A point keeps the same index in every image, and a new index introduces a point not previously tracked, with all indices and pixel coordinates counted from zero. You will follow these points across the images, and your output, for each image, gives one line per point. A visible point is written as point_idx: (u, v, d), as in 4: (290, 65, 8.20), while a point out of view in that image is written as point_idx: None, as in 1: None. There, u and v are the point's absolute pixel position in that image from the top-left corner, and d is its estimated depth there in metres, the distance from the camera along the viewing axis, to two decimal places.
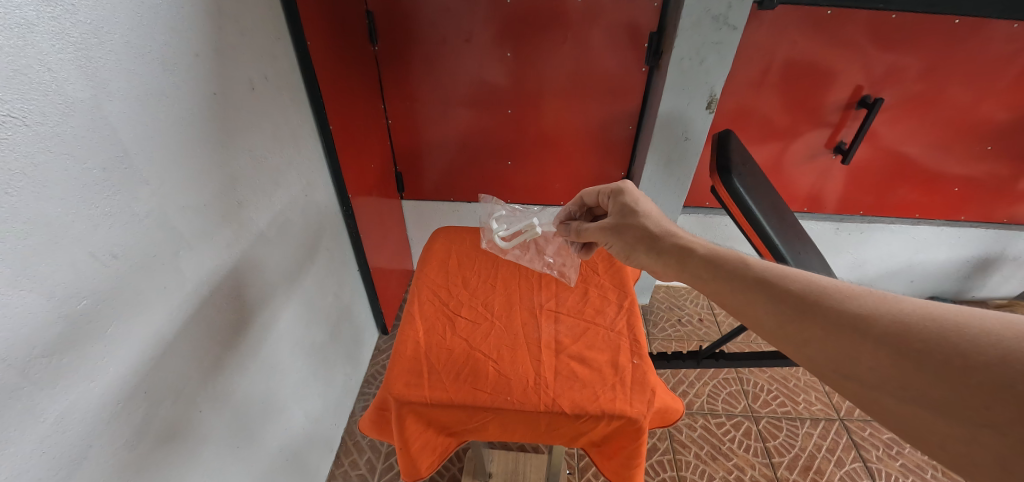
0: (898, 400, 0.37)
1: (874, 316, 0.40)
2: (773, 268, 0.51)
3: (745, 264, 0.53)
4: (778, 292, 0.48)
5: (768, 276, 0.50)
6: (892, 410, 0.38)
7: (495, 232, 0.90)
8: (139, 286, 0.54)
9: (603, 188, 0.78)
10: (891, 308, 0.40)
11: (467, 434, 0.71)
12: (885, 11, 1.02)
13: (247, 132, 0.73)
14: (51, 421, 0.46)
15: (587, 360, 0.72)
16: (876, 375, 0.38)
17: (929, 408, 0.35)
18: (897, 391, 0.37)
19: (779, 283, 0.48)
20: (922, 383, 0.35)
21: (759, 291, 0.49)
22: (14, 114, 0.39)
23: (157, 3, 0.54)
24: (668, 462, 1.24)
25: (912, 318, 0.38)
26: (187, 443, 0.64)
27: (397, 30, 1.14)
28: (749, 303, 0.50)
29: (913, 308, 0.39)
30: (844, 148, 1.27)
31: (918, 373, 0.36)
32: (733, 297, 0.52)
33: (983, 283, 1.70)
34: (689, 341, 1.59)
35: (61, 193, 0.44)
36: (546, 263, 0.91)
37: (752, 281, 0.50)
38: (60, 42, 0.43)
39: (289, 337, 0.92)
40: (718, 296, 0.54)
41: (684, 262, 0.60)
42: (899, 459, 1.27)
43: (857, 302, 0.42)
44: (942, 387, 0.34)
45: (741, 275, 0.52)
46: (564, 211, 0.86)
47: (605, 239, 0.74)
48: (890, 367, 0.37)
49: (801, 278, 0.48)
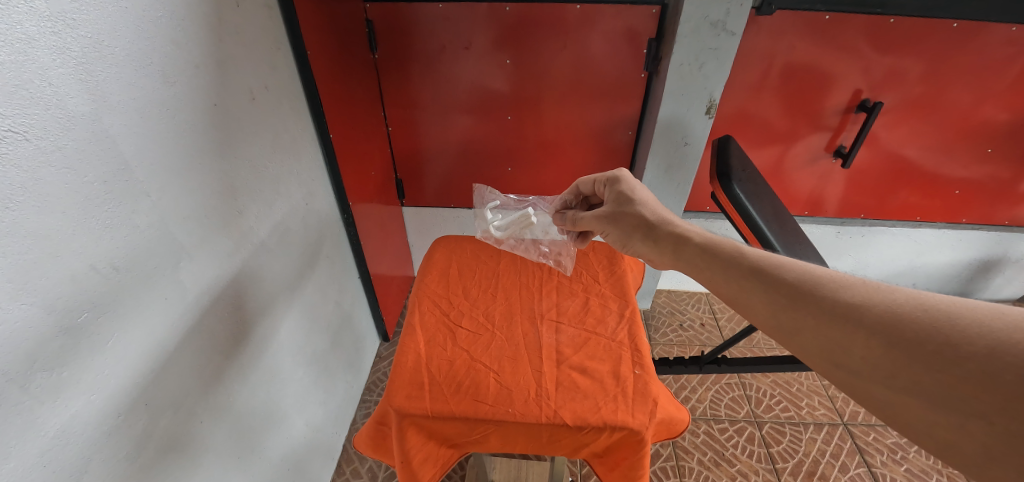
0: (888, 389, 0.37)
1: (866, 305, 0.40)
2: (768, 257, 0.51)
3: (740, 253, 0.53)
4: (772, 280, 0.48)
5: (762, 265, 0.50)
6: (881, 399, 0.38)
7: (490, 222, 0.96)
8: (139, 298, 0.54)
9: (599, 177, 0.79)
10: (884, 298, 0.40)
11: (468, 446, 0.70)
12: (883, 16, 1.03)
13: (248, 141, 0.74)
14: (51, 434, 0.45)
15: (588, 370, 0.72)
16: (866, 364, 0.38)
17: (916, 398, 0.35)
18: (887, 381, 0.37)
19: (772, 272, 0.48)
20: (910, 372, 0.35)
21: (752, 280, 0.49)
22: (16, 129, 0.40)
23: (157, 16, 0.54)
24: (671, 469, 1.24)
25: (904, 308, 0.38)
26: (188, 454, 0.64)
27: (397, 38, 1.15)
28: (743, 292, 0.50)
29: (906, 297, 0.39)
30: (844, 152, 1.27)
31: (907, 362, 0.36)
32: (727, 286, 0.52)
33: (985, 286, 1.69)
34: (691, 346, 1.58)
35: (62, 206, 0.44)
36: (542, 252, 0.96)
37: (745, 270, 0.51)
38: (61, 57, 0.43)
39: (289, 346, 0.91)
40: (713, 285, 0.54)
41: (680, 251, 0.61)
42: (904, 464, 1.26)
43: (850, 291, 0.42)
44: (931, 376, 0.34)
45: (736, 264, 0.52)
46: (561, 200, 0.89)
47: (601, 228, 0.75)
48: (880, 356, 0.37)
49: (796, 267, 0.48)
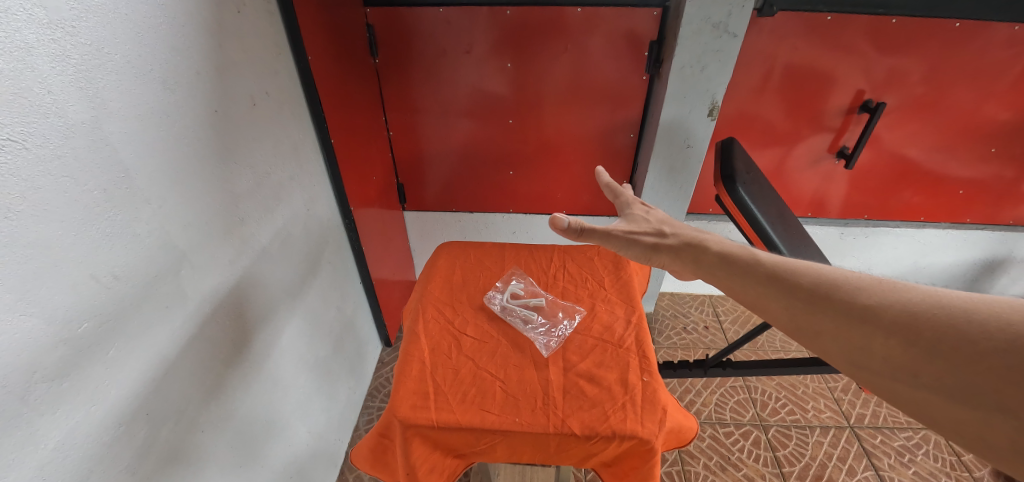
0: (909, 387, 0.37)
1: (883, 306, 0.40)
2: (783, 262, 0.51)
3: (757, 260, 0.53)
4: (789, 285, 0.47)
5: (778, 269, 0.50)
6: (903, 397, 0.38)
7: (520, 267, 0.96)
8: (140, 307, 0.53)
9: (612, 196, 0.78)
10: (899, 298, 0.39)
11: (474, 456, 0.69)
12: (885, 16, 1.03)
13: (249, 147, 0.73)
14: (51, 447, 0.45)
15: (596, 379, 0.71)
16: (886, 364, 0.38)
17: (942, 395, 0.35)
18: (908, 379, 0.37)
19: (788, 276, 0.48)
20: (932, 370, 0.35)
21: (770, 286, 0.49)
22: (14, 137, 0.39)
23: (156, 22, 0.53)
24: (677, 474, 1.23)
25: (921, 307, 0.38)
26: (189, 464, 0.63)
27: (397, 42, 1.15)
28: (762, 298, 0.49)
29: (923, 297, 0.38)
30: (846, 153, 1.26)
31: (928, 361, 0.36)
32: (746, 294, 0.52)
33: (990, 285, 1.68)
34: (695, 349, 1.58)
35: (62, 215, 0.44)
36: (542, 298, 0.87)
37: (763, 277, 0.50)
38: (61, 65, 0.43)
39: (291, 353, 0.90)
40: (732, 292, 0.54)
41: (697, 259, 0.60)
42: (912, 467, 1.25)
43: (865, 292, 0.42)
44: (953, 373, 0.34)
45: (753, 271, 0.52)
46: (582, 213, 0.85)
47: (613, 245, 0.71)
48: (901, 355, 0.37)
49: (810, 270, 0.47)
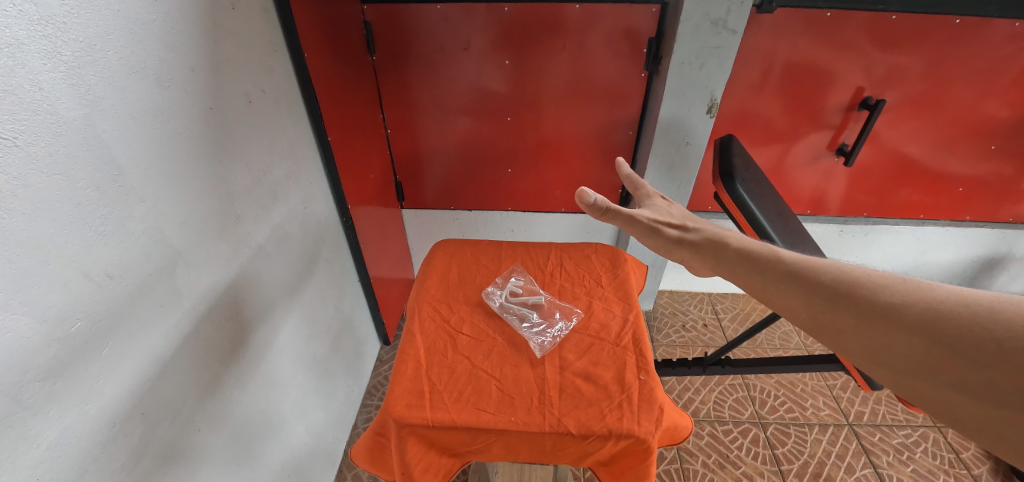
0: (930, 385, 0.37)
1: (907, 304, 0.39)
2: (804, 259, 0.50)
3: (776, 257, 0.53)
4: (809, 282, 0.47)
5: (799, 267, 0.49)
6: (924, 394, 0.37)
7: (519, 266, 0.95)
8: (135, 305, 0.53)
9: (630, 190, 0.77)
10: (923, 296, 0.39)
11: (470, 455, 0.69)
12: (885, 12, 1.02)
13: (245, 144, 0.73)
14: (45, 448, 0.44)
15: (593, 377, 0.71)
16: (909, 362, 0.38)
17: (964, 393, 0.35)
18: (931, 377, 0.37)
19: (808, 273, 0.48)
20: (954, 368, 0.35)
21: (790, 282, 0.49)
22: (4, 135, 0.38)
23: (149, 18, 0.53)
24: (675, 472, 1.23)
25: (945, 305, 0.37)
26: (186, 463, 0.63)
27: (395, 38, 1.14)
28: (781, 294, 0.49)
29: (948, 295, 0.38)
30: (845, 150, 1.26)
31: (952, 359, 0.35)
32: (764, 289, 0.51)
33: (989, 283, 1.67)
34: (694, 347, 1.57)
35: (54, 214, 0.43)
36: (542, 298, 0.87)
37: (782, 273, 0.50)
38: (51, 62, 0.42)
39: (288, 351, 0.90)
40: (750, 288, 0.53)
41: (716, 255, 0.60)
42: (911, 465, 1.25)
43: (889, 291, 0.41)
44: (976, 371, 0.34)
45: (772, 267, 0.52)
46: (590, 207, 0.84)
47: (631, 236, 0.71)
48: (923, 354, 0.37)
49: (832, 267, 0.47)
